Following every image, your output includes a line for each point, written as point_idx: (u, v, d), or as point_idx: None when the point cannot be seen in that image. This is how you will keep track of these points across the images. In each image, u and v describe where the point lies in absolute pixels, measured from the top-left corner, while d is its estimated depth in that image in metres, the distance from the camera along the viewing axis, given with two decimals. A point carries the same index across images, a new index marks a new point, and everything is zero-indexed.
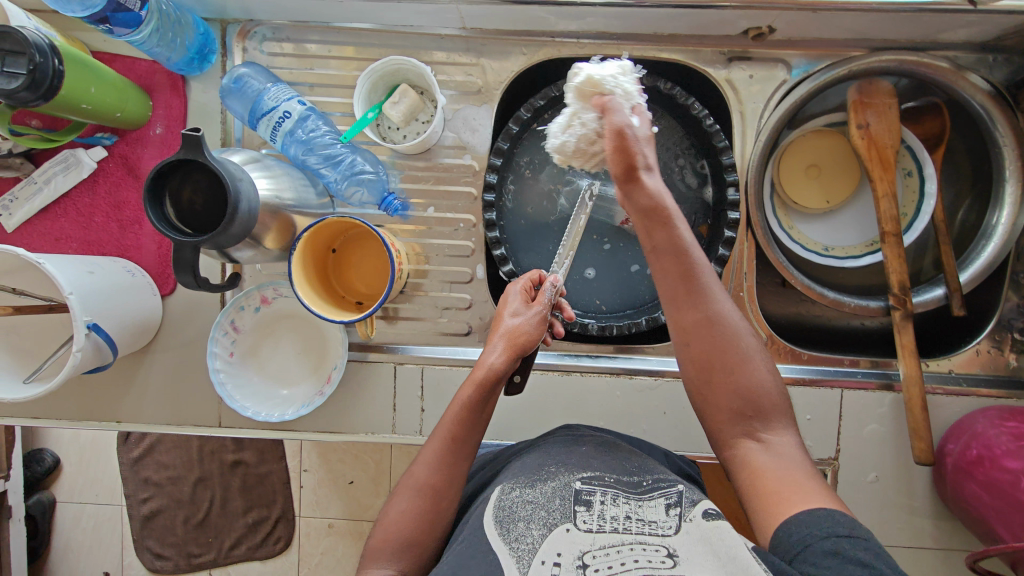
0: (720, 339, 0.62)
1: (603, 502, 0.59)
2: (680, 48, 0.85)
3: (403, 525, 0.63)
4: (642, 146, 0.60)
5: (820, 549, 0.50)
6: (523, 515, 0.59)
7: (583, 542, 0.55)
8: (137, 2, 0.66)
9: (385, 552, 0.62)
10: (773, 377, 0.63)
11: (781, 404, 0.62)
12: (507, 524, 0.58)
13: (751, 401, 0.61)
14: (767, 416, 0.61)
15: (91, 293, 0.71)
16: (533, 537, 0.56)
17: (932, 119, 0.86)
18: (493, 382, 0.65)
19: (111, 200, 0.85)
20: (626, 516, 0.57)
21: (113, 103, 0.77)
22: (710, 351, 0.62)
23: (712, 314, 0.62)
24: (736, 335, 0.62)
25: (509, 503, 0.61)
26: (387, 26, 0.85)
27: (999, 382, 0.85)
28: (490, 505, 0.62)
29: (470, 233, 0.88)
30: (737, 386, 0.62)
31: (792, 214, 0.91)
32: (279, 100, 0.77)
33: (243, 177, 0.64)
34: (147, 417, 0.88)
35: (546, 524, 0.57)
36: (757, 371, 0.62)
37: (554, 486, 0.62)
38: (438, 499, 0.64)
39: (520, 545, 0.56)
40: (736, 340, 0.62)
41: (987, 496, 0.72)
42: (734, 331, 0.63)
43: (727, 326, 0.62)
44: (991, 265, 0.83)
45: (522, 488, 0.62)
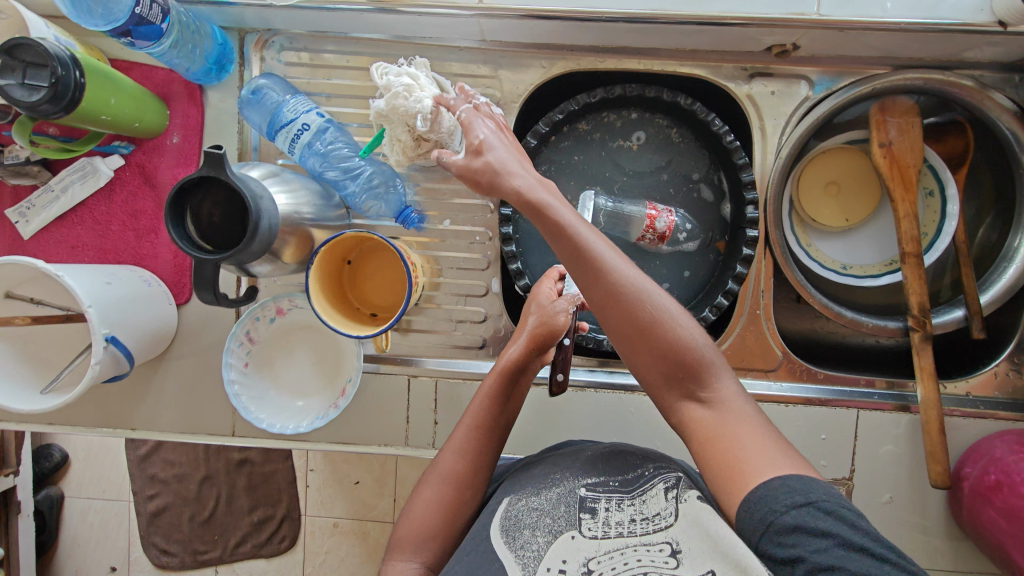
0: (628, 308, 0.58)
1: (606, 504, 0.60)
2: (701, 63, 0.84)
3: (433, 508, 0.67)
4: (505, 159, 0.62)
5: (795, 538, 0.50)
6: (529, 523, 0.61)
7: (587, 548, 0.57)
8: (159, 14, 0.65)
9: (415, 537, 0.66)
10: (696, 331, 0.60)
11: (709, 355, 0.60)
12: (512, 532, 0.61)
13: (676, 362, 0.59)
14: (695, 374, 0.59)
15: (109, 305, 0.71)
16: (539, 544, 0.59)
17: (956, 138, 0.85)
18: (514, 371, 0.71)
19: (128, 209, 0.85)
20: (628, 518, 0.58)
21: (131, 113, 0.76)
22: (629, 318, 0.58)
23: (616, 286, 0.58)
24: (637, 298, 0.58)
25: (514, 513, 0.63)
26: (405, 37, 0.85)
27: (1018, 405, 0.84)
28: (497, 515, 0.64)
29: (485, 246, 0.88)
30: (661, 348, 0.59)
31: (810, 231, 0.91)
32: (298, 113, 0.77)
33: (265, 195, 0.64)
34: (162, 425, 0.89)
35: (551, 531, 0.59)
36: (680, 326, 0.59)
37: (559, 493, 0.63)
38: (468, 483, 0.68)
39: (526, 552, 0.59)
40: (643, 301, 0.58)
41: (1007, 525, 0.72)
42: (630, 293, 0.58)
43: (632, 292, 0.58)
44: (1012, 289, 0.83)
45: (527, 497, 0.64)
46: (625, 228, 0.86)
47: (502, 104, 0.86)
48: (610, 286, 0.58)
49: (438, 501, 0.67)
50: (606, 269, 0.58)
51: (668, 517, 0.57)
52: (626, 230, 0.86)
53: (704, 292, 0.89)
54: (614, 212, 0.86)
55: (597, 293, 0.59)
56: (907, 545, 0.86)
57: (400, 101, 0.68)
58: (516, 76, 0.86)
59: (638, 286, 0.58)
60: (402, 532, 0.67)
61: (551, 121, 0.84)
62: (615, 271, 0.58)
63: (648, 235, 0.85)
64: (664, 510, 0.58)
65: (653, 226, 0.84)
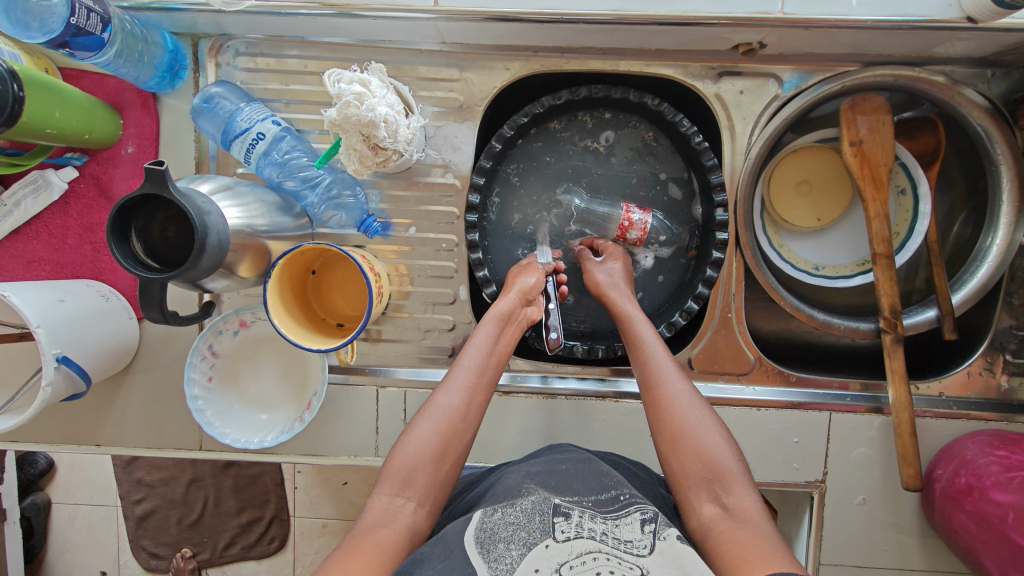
0: (675, 413, 0.67)
1: (580, 517, 0.59)
2: (668, 63, 0.82)
3: (427, 445, 0.66)
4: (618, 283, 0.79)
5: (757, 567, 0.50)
6: (503, 536, 0.57)
7: (561, 555, 0.54)
8: (98, 25, 0.64)
9: (407, 473, 0.64)
10: (733, 450, 0.64)
11: (743, 471, 0.63)
12: (486, 543, 0.56)
13: (707, 462, 0.63)
14: (724, 479, 0.62)
15: (61, 324, 0.69)
16: (513, 556, 0.54)
17: (928, 135, 0.84)
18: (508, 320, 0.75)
19: (84, 222, 0.83)
20: (602, 535, 0.57)
21: (80, 125, 0.75)
22: (670, 419, 0.67)
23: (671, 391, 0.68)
24: (686, 404, 0.67)
25: (488, 523, 0.59)
26: (366, 41, 0.83)
27: (991, 404, 0.84)
28: (469, 526, 0.59)
29: (453, 254, 0.86)
30: (699, 451, 0.64)
31: (782, 232, 0.89)
32: (252, 121, 0.75)
33: (212, 210, 0.62)
34: (127, 441, 0.87)
35: (525, 543, 0.56)
36: (714, 438, 0.65)
37: (534, 501, 0.61)
38: (462, 422, 0.68)
39: (499, 564, 0.54)
40: (689, 410, 0.67)
41: (975, 528, 0.71)
42: (680, 403, 0.67)
43: (684, 401, 0.67)
44: (985, 288, 0.82)
45: (501, 510, 0.61)
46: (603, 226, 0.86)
47: (467, 108, 0.84)
48: (660, 391, 0.68)
49: (431, 435, 0.66)
50: (664, 380, 0.69)
51: (642, 547, 0.56)
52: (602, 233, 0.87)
53: (675, 297, 0.88)
54: (589, 214, 0.86)
55: (651, 398, 0.69)
56: (881, 546, 0.86)
57: (353, 110, 0.66)
58: (480, 79, 0.84)
59: (690, 398, 0.68)
60: (392, 469, 0.65)
61: (516, 125, 0.81)
62: (669, 382, 0.69)
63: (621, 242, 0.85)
64: (638, 539, 0.57)
65: (625, 235, 0.84)
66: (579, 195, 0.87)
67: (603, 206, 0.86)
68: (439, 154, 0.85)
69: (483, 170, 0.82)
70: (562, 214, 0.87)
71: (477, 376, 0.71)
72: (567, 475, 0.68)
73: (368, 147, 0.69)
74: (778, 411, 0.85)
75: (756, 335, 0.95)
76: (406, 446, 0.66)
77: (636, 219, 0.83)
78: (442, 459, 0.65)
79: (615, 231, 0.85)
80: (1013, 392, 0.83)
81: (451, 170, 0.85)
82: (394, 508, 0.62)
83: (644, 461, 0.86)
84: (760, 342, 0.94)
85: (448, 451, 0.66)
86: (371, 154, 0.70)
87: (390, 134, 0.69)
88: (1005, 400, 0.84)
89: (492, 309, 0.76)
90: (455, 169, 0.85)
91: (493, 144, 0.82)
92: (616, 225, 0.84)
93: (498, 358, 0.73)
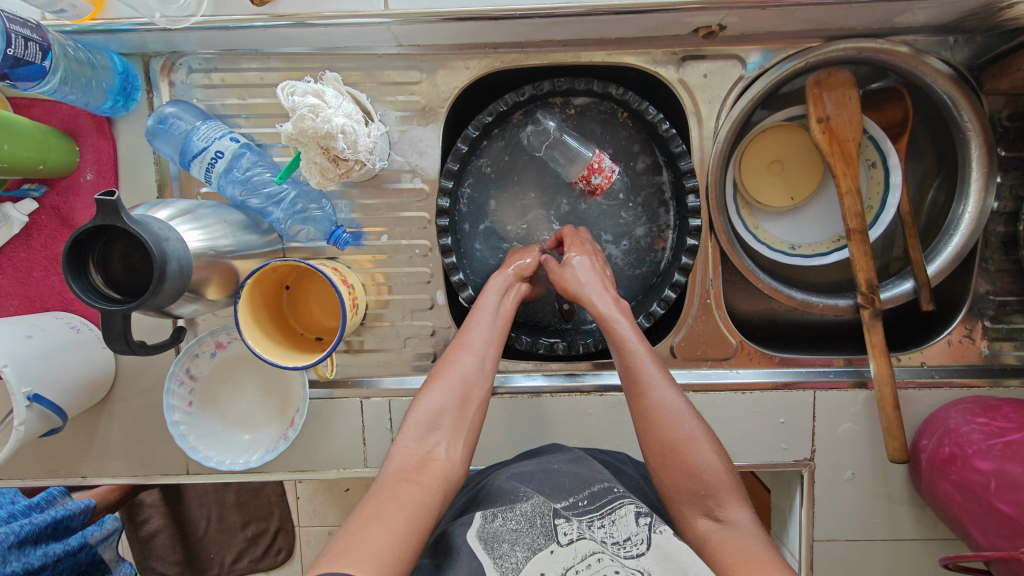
0: (663, 427, 0.63)
1: (579, 521, 0.58)
2: (630, 51, 0.81)
3: (449, 396, 0.68)
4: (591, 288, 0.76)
5: None
6: (508, 537, 0.57)
7: (566, 560, 0.54)
8: (37, 53, 0.64)
9: (433, 418, 0.66)
10: (722, 458, 0.63)
11: (734, 483, 0.62)
12: (491, 543, 0.56)
13: (697, 477, 0.61)
14: (716, 487, 0.61)
15: (31, 361, 0.68)
16: (518, 558, 0.54)
17: (895, 106, 0.83)
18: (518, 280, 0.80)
19: (49, 253, 0.81)
20: (602, 539, 0.56)
21: (33, 155, 0.73)
22: (661, 436, 0.63)
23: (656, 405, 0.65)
24: (677, 418, 0.64)
25: (491, 526, 0.58)
26: (324, 49, 0.81)
27: (973, 371, 0.84)
28: (472, 528, 0.59)
29: (427, 259, 0.85)
30: (693, 467, 0.61)
31: (756, 213, 0.89)
32: (209, 139, 0.74)
33: (170, 236, 0.61)
34: (113, 471, 0.86)
35: (530, 547, 0.55)
36: (705, 451, 0.62)
37: (533, 504, 0.60)
38: (479, 375, 0.70)
39: (505, 563, 0.54)
40: (678, 422, 0.64)
41: (960, 497, 0.71)
42: (673, 419, 0.64)
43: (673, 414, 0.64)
44: (958, 257, 0.82)
45: (502, 513, 0.60)
46: (567, 164, 0.84)
47: (430, 110, 0.83)
48: (650, 404, 0.65)
49: (454, 385, 0.68)
50: (652, 394, 0.65)
51: (640, 544, 0.55)
52: (566, 169, 0.84)
53: (651, 287, 0.87)
54: (563, 144, 0.84)
55: (640, 410, 0.66)
56: (872, 519, 0.86)
57: (309, 123, 0.64)
58: (442, 80, 0.82)
59: (683, 411, 0.64)
60: (417, 416, 0.66)
61: (480, 124, 0.80)
62: (658, 391, 0.65)
63: (581, 183, 0.81)
64: (636, 535, 0.56)
65: (590, 179, 0.79)
66: (555, 120, 0.85)
67: (576, 141, 0.84)
68: (406, 159, 0.83)
69: (450, 173, 0.81)
70: (537, 134, 0.85)
71: (490, 334, 0.74)
72: (565, 471, 0.68)
73: (325, 161, 0.68)
74: (761, 392, 0.85)
75: (738, 317, 0.94)
76: (428, 397, 0.67)
77: (607, 165, 0.78)
78: (466, 403, 0.67)
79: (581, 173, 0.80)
80: (994, 357, 0.84)
81: (419, 174, 0.84)
82: (425, 452, 0.63)
83: (633, 452, 0.86)
84: (742, 324, 0.94)
85: (469, 399, 0.68)
86: (329, 167, 0.69)
87: (349, 145, 0.68)
88: (987, 365, 0.84)
89: (492, 283, 0.78)
90: (422, 173, 0.84)
91: (459, 146, 0.81)
92: (583, 167, 0.80)
93: (504, 321, 0.76)
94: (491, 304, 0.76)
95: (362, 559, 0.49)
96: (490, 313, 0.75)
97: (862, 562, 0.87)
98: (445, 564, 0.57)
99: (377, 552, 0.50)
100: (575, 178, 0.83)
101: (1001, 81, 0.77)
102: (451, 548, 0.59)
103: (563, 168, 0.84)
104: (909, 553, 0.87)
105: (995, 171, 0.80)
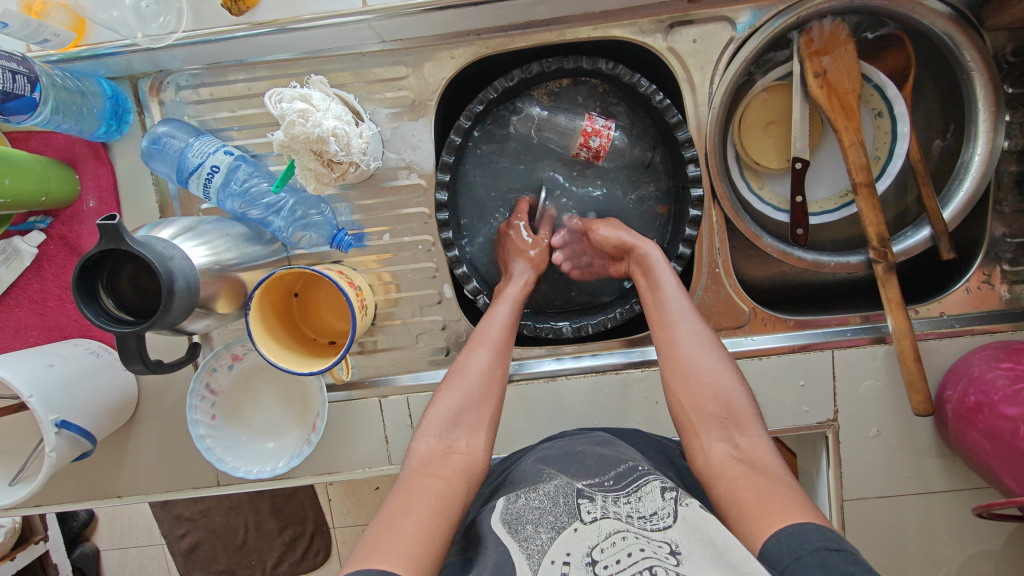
0: (688, 357, 0.66)
1: (604, 500, 0.58)
2: (616, 24, 0.79)
3: (464, 400, 0.67)
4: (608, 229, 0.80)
5: (810, 560, 0.47)
6: (531, 518, 0.57)
7: (590, 538, 0.54)
8: (26, 85, 0.64)
9: (454, 416, 0.66)
10: (744, 388, 0.65)
11: (755, 410, 0.64)
12: (515, 526, 0.57)
13: (720, 405, 0.63)
14: None
15: (54, 389, 0.70)
16: (543, 539, 0.55)
17: (895, 53, 0.81)
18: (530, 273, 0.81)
19: (61, 282, 0.83)
20: (627, 516, 0.56)
21: (34, 187, 0.74)
22: (684, 362, 0.66)
23: (683, 337, 0.68)
24: (701, 348, 0.67)
25: (515, 507, 0.59)
26: (310, 53, 0.80)
27: (996, 316, 0.82)
28: (496, 512, 0.60)
29: (431, 253, 0.85)
30: (710, 392, 0.64)
31: (762, 175, 0.88)
32: (204, 155, 0.74)
33: (175, 254, 0.62)
34: (147, 488, 0.88)
35: (554, 527, 0.56)
36: (727, 380, 0.65)
37: (556, 485, 0.61)
38: (493, 367, 0.71)
39: (530, 545, 0.54)
40: (703, 351, 0.67)
41: (989, 444, 0.70)
42: (694, 349, 0.67)
43: (699, 344, 0.67)
44: (972, 202, 0.80)
45: (525, 494, 0.61)
46: (563, 142, 0.83)
47: (420, 104, 0.82)
48: (673, 337, 0.68)
49: (471, 383, 0.69)
50: (674, 324, 0.69)
51: (666, 517, 0.55)
52: (561, 143, 0.84)
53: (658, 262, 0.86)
54: (550, 123, 0.84)
55: (667, 357, 0.68)
56: (901, 473, 0.86)
57: (299, 128, 0.64)
58: (429, 71, 0.81)
59: (702, 339, 0.68)
60: (435, 415, 0.67)
61: (472, 114, 0.79)
62: (680, 324, 0.69)
63: (581, 153, 0.82)
64: (661, 509, 0.56)
65: (589, 144, 0.81)
66: (538, 103, 0.84)
67: (560, 113, 0.84)
68: (401, 155, 0.83)
69: (446, 166, 0.80)
70: (523, 121, 0.85)
71: (503, 336, 0.74)
72: (580, 455, 0.69)
73: (320, 164, 0.68)
74: (779, 357, 0.84)
75: (750, 283, 0.93)
76: (443, 401, 0.67)
77: (600, 125, 0.80)
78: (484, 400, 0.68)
79: (577, 140, 0.81)
80: (1016, 300, 0.82)
81: (415, 170, 0.83)
82: (446, 445, 0.64)
83: (654, 429, 0.86)
84: (754, 290, 0.93)
85: (487, 395, 0.69)
86: (324, 171, 0.69)
87: (342, 147, 0.68)
88: (1009, 309, 0.83)
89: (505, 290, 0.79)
90: (418, 168, 0.83)
91: (453, 138, 0.80)
92: (577, 136, 0.82)
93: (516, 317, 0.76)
94: (505, 312, 0.76)
95: (391, 554, 0.51)
96: (503, 318, 0.75)
97: (895, 517, 0.87)
98: (476, 554, 0.57)
99: (407, 548, 0.52)
100: (574, 152, 0.83)
101: (1003, 15, 0.75)
102: (480, 536, 0.60)
103: (560, 143, 0.84)
104: (941, 505, 0.86)
105: (1003, 108, 0.78)
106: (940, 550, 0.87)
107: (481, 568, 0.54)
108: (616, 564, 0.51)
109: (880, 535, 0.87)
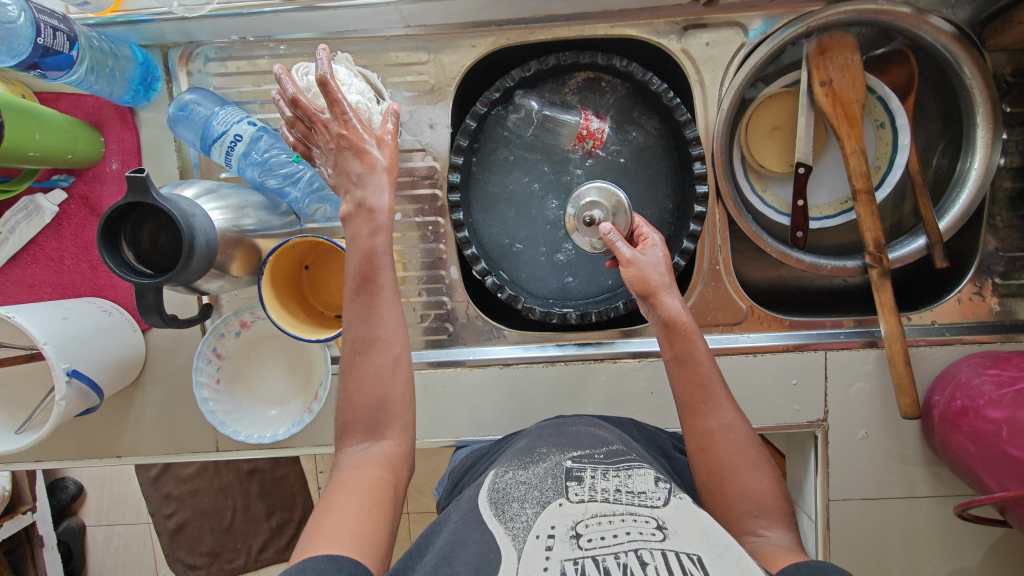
0: (725, 446, 0.65)
1: (593, 477, 0.60)
2: (633, 23, 0.82)
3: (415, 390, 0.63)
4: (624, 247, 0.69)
5: None
6: (517, 496, 0.58)
7: (576, 514, 0.55)
8: (65, 43, 0.68)
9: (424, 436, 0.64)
10: (775, 481, 0.64)
11: (785, 503, 0.63)
12: (501, 506, 0.58)
13: (750, 491, 0.63)
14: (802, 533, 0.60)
15: (67, 340, 0.71)
16: (528, 515, 0.55)
17: (899, 68, 0.84)
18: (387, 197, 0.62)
19: (79, 241, 0.85)
20: (615, 491, 0.58)
21: (62, 145, 0.76)
22: (719, 456, 0.64)
23: (720, 424, 0.66)
24: (737, 439, 0.65)
25: (503, 488, 0.60)
26: (337, 34, 0.83)
27: (986, 327, 0.85)
28: (483, 493, 0.61)
29: (440, 235, 0.88)
30: (746, 490, 0.63)
31: (765, 177, 0.90)
32: (228, 124, 0.77)
33: (197, 212, 0.64)
34: (147, 449, 0.90)
35: (539, 502, 0.57)
36: (763, 479, 0.64)
37: (545, 467, 0.62)
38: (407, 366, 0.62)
39: (515, 523, 0.55)
40: (745, 453, 0.65)
41: (972, 447, 0.72)
42: (733, 444, 0.65)
43: (736, 434, 0.65)
44: (967, 213, 0.82)
45: (514, 473, 0.62)
46: (558, 135, 0.86)
47: (438, 90, 0.85)
48: (709, 425, 0.66)
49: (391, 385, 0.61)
50: (713, 412, 0.66)
51: (656, 499, 0.57)
52: (557, 142, 0.87)
53: None
54: (549, 120, 0.86)
55: (703, 449, 0.65)
56: (886, 477, 0.87)
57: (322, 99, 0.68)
58: (449, 58, 0.84)
59: (740, 428, 0.66)
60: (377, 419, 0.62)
61: (488, 101, 0.82)
62: (717, 409, 0.66)
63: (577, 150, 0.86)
64: (652, 491, 0.58)
65: (584, 144, 0.85)
66: (536, 98, 0.87)
67: (558, 112, 0.86)
68: (417, 138, 0.86)
69: (460, 149, 0.83)
70: (522, 118, 0.87)
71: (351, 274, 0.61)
72: (574, 436, 0.70)
73: None
74: (772, 355, 0.86)
75: (749, 284, 0.96)
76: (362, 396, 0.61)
77: (595, 127, 0.84)
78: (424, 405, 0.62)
79: (573, 139, 0.86)
80: (1006, 313, 0.84)
81: (430, 153, 0.86)
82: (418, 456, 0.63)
83: (648, 419, 0.88)
84: (752, 291, 0.96)
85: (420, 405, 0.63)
86: None
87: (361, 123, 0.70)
88: (999, 321, 0.85)
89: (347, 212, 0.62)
90: (433, 151, 0.86)
91: (468, 123, 0.83)
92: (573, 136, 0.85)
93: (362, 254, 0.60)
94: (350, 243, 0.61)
95: (342, 536, 0.52)
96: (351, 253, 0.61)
97: (878, 521, 0.88)
98: (461, 521, 0.58)
99: (350, 528, 0.53)
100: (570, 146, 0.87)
101: (1003, 37, 0.78)
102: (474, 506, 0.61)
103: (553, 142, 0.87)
104: (924, 512, 0.88)
105: (1000, 125, 0.80)
106: (921, 556, 0.88)
107: (463, 537, 0.55)
108: (600, 538, 0.52)
109: (863, 538, 0.88)
